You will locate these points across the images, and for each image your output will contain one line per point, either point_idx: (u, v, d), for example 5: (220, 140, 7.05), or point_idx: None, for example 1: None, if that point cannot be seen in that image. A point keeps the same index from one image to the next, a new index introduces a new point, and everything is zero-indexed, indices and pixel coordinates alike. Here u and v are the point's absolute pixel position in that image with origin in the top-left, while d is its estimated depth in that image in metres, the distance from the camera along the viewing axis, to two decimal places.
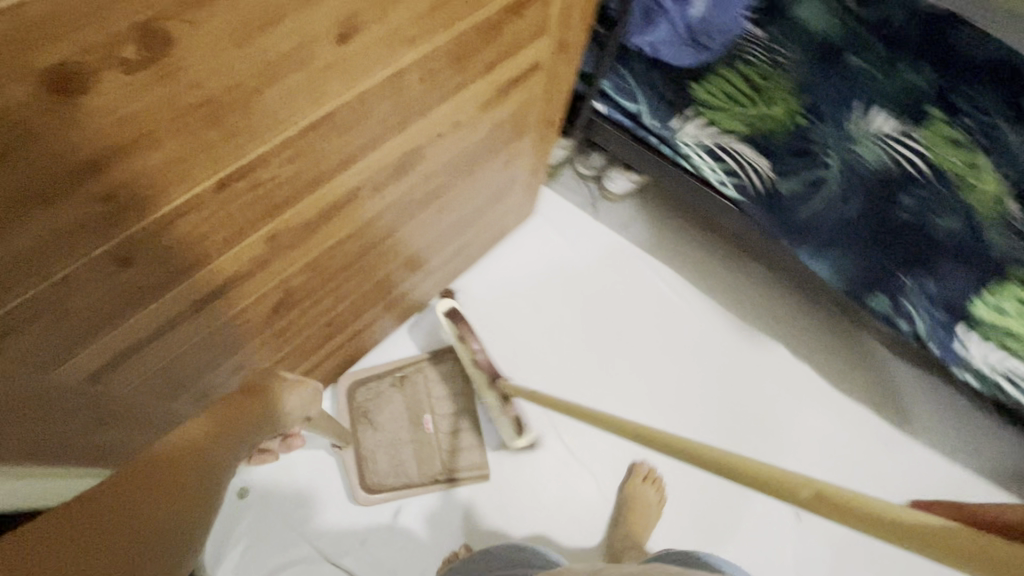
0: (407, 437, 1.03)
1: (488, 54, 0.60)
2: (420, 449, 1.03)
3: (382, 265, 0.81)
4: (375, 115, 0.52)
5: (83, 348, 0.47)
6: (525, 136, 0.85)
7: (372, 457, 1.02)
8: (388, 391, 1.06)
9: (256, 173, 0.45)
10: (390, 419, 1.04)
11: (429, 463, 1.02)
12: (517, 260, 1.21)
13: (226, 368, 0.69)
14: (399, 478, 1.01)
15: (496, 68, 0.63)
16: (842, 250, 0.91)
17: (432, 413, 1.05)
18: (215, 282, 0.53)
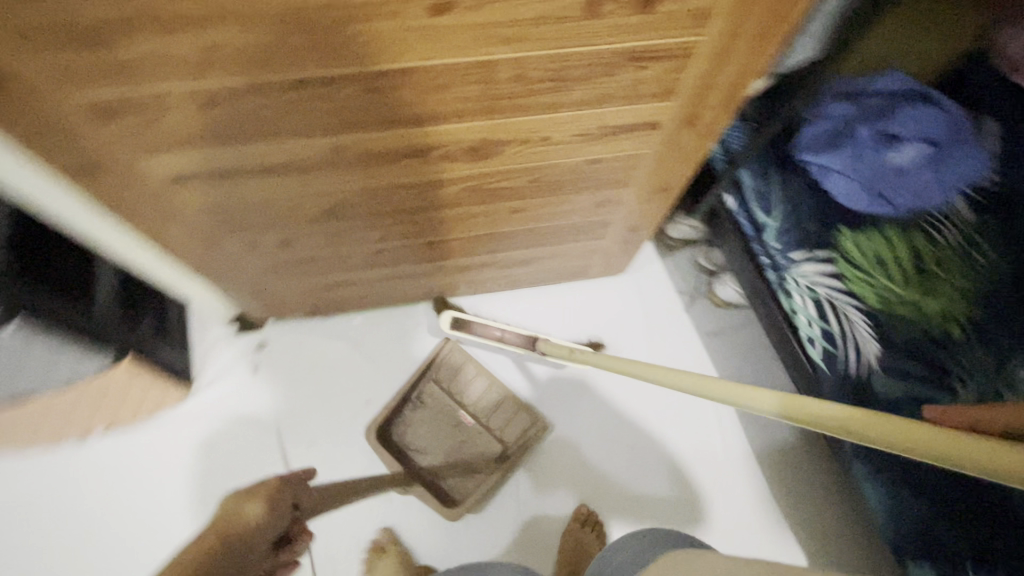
0: (453, 439, 1.09)
1: (598, 90, 0.60)
2: (474, 444, 1.09)
3: (442, 232, 0.87)
4: (457, 91, 0.56)
5: (163, 155, 0.59)
6: (628, 186, 0.82)
7: (438, 473, 1.07)
8: (418, 417, 1.10)
9: (333, 86, 0.53)
10: (432, 437, 1.09)
11: (490, 450, 1.08)
12: (583, 303, 1.19)
13: (276, 237, 0.80)
14: (469, 479, 1.06)
15: (604, 105, 0.63)
16: (895, 485, 0.79)
17: (471, 409, 1.11)
18: (280, 158, 0.62)
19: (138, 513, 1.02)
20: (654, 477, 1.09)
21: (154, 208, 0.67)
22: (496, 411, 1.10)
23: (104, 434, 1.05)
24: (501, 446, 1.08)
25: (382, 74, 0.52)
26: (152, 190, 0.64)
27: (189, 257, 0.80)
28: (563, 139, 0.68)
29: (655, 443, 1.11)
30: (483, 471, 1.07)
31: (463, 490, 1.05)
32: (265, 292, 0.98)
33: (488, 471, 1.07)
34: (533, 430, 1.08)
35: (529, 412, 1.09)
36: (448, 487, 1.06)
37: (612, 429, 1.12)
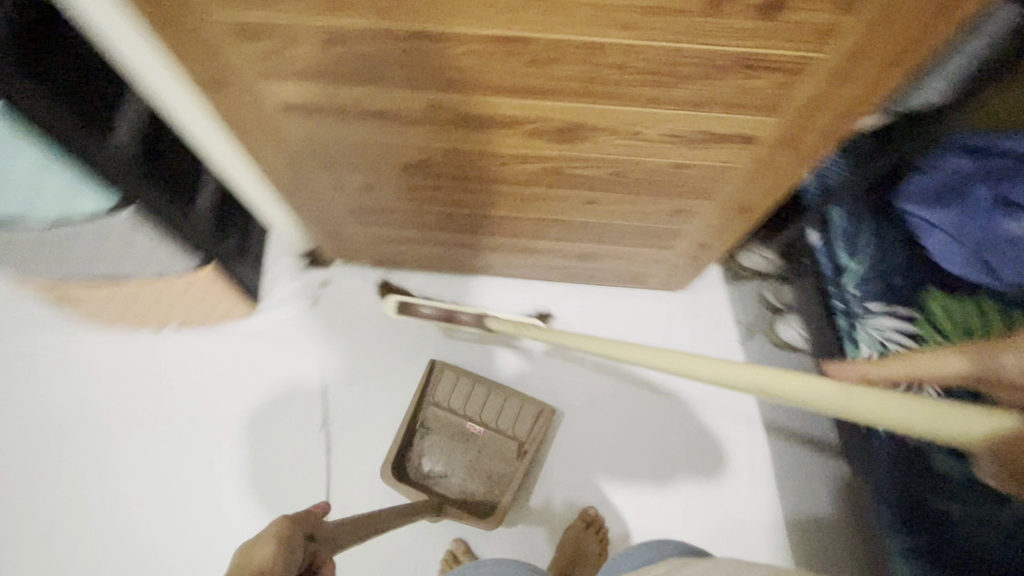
0: (468, 452, 1.08)
1: (700, 92, 0.59)
2: (490, 451, 1.08)
3: (515, 208, 0.89)
4: (560, 69, 0.57)
5: (281, 83, 0.64)
6: (708, 199, 0.81)
7: (466, 493, 1.06)
8: (429, 446, 1.09)
9: (445, 44, 0.55)
10: (449, 461, 1.08)
11: (506, 448, 1.08)
12: (634, 309, 1.18)
13: (361, 182, 0.85)
14: (495, 485, 1.06)
15: (702, 110, 0.62)
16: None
17: (478, 419, 1.09)
18: (382, 105, 0.66)
19: (186, 404, 1.11)
20: (672, 493, 1.07)
21: (263, 132, 0.73)
22: (501, 412, 1.09)
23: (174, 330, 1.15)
24: (518, 442, 1.07)
25: (493, 40, 0.54)
26: (265, 114, 0.70)
27: (282, 184, 0.87)
28: (653, 136, 0.67)
29: (676, 458, 1.09)
30: (506, 472, 1.07)
31: (495, 500, 1.05)
32: (339, 233, 1.04)
33: (511, 469, 1.06)
34: (541, 417, 1.07)
35: (531, 398, 1.09)
36: (476, 501, 1.05)
37: (638, 438, 1.11)
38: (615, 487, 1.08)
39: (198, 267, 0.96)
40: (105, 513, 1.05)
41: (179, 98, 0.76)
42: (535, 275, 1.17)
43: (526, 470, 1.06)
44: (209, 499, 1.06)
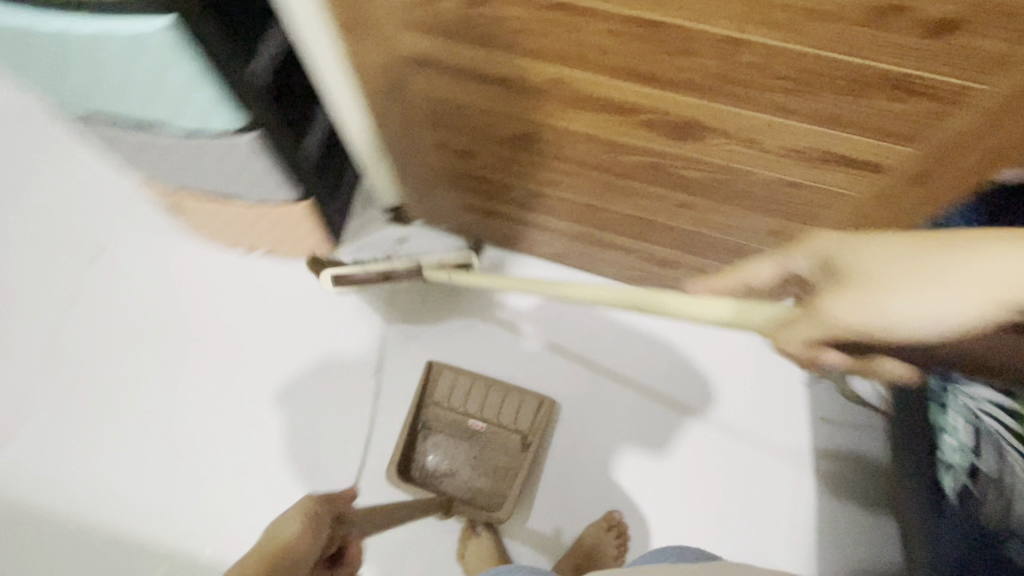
0: (472, 448, 1.08)
1: (835, 108, 0.56)
2: (494, 447, 1.07)
3: (603, 197, 0.88)
4: (695, 62, 0.56)
5: (415, 36, 0.66)
6: (808, 224, 0.77)
7: (474, 489, 1.05)
8: (433, 443, 1.08)
9: (585, 19, 0.55)
10: (453, 457, 1.07)
11: (510, 444, 1.07)
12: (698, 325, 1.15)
13: (460, 146, 0.87)
14: (501, 481, 1.05)
15: (831, 127, 0.59)
16: None
17: (478, 415, 1.07)
18: (503, 73, 0.67)
19: (242, 319, 1.15)
20: (702, 515, 1.04)
21: (385, 81, 0.76)
22: (501, 406, 1.07)
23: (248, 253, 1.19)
24: (520, 435, 1.06)
25: (635, 20, 0.54)
26: (392, 64, 0.72)
27: (388, 135, 0.90)
28: (773, 146, 0.65)
29: (713, 476, 1.06)
30: (513, 467, 1.06)
31: (503, 492, 1.05)
32: (427, 194, 1.07)
33: (516, 464, 1.06)
34: (541, 410, 1.06)
35: (530, 392, 1.07)
36: (484, 496, 1.05)
37: (678, 452, 1.08)
38: (648, 491, 1.06)
39: (298, 200, 1.02)
40: (148, 406, 1.09)
41: (327, 56, 0.79)
42: (604, 271, 1.16)
43: (532, 464, 1.05)
44: (247, 414, 1.09)
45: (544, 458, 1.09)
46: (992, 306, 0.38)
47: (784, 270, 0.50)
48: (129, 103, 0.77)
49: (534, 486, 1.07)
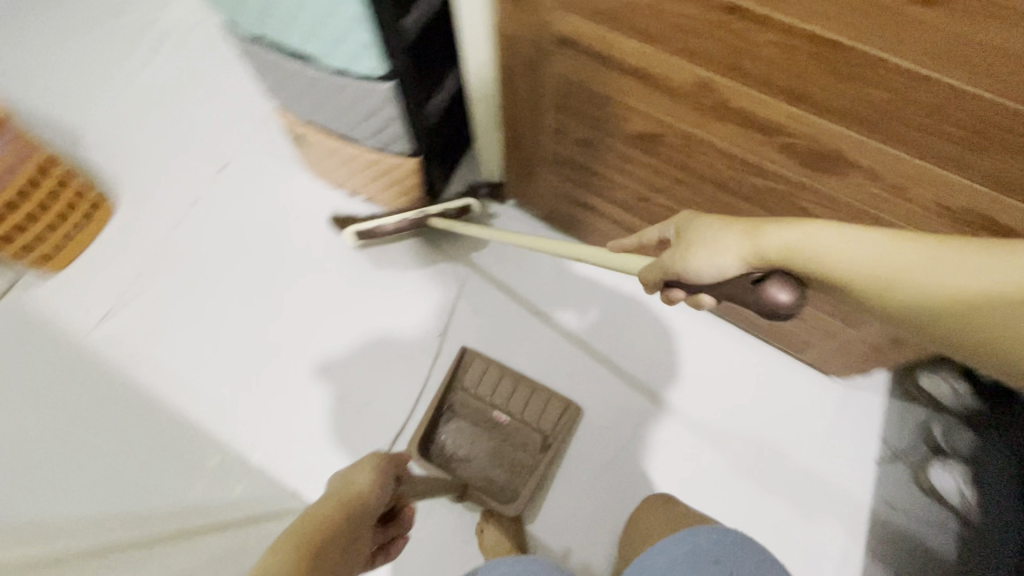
0: (491, 439, 1.07)
1: (1008, 172, 0.52)
2: (515, 442, 1.07)
3: (710, 216, 0.86)
4: (862, 92, 0.53)
5: (571, 17, 0.67)
6: None
7: (488, 480, 1.05)
8: (454, 427, 1.08)
9: (754, 26, 0.54)
10: (473, 444, 1.07)
11: (530, 441, 1.07)
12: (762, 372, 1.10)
13: (578, 135, 0.87)
14: (515, 478, 1.05)
15: (997, 192, 0.54)
16: None
17: (504, 408, 1.08)
18: (647, 67, 0.66)
19: (328, 256, 1.22)
20: None
21: (525, 57, 0.78)
22: (528, 402, 1.08)
23: (351, 195, 1.26)
24: (541, 435, 1.07)
25: (809, 37, 0.52)
26: (538, 41, 0.74)
27: (511, 111, 0.92)
28: (920, 198, 0.60)
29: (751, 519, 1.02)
30: (530, 465, 1.05)
31: (515, 489, 1.04)
32: (530, 176, 1.09)
33: (533, 462, 1.05)
34: (565, 411, 1.08)
35: (558, 395, 1.09)
36: (496, 489, 1.04)
37: (719, 493, 1.04)
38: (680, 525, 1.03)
39: (409, 157, 1.05)
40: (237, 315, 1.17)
41: (478, 31, 0.82)
42: None
43: (550, 464, 1.05)
44: (317, 344, 1.15)
45: (559, 468, 1.07)
46: (750, 256, 0.50)
47: (663, 235, 0.61)
48: (292, 33, 0.84)
49: (546, 491, 1.06)
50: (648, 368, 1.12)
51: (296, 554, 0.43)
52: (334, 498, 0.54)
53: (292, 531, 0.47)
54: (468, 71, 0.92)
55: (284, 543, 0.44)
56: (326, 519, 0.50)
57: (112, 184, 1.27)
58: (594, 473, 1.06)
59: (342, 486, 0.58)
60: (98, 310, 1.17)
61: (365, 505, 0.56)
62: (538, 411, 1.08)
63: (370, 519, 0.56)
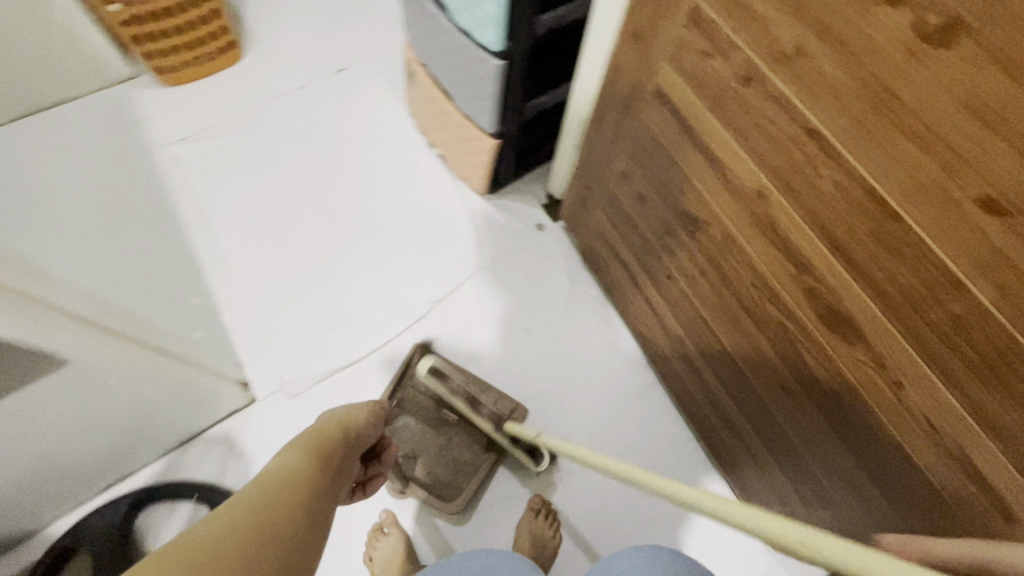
0: (438, 436, 1.05)
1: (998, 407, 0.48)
2: (459, 440, 1.05)
3: (721, 325, 0.83)
4: (893, 265, 0.51)
5: (673, 74, 0.68)
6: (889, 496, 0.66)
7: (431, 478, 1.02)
8: (401, 423, 1.05)
9: (821, 157, 0.53)
10: (418, 439, 1.04)
11: (476, 440, 1.05)
12: (692, 491, 1.06)
13: (637, 188, 0.87)
14: (456, 477, 1.02)
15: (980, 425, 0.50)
16: None
17: (453, 407, 1.07)
18: (716, 151, 0.66)
19: (382, 185, 1.27)
20: None
21: (622, 93, 0.80)
22: None
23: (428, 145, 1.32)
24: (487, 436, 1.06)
25: (868, 193, 0.50)
26: (639, 85, 0.75)
27: (592, 138, 0.94)
28: (912, 404, 0.56)
29: None
30: (472, 464, 1.04)
31: (457, 487, 1.02)
32: (585, 207, 1.09)
33: (477, 462, 1.04)
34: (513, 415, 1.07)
35: (508, 396, 1.09)
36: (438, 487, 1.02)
37: None
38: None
39: (490, 136, 1.09)
40: (282, 196, 1.24)
41: (595, 46, 0.86)
42: (671, 388, 1.10)
43: (491, 466, 1.04)
44: (332, 252, 1.20)
45: (497, 473, 1.05)
46: None
47: None
48: None
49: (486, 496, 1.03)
50: (599, 436, 1.09)
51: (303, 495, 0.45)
52: (327, 432, 0.56)
53: (295, 463, 0.48)
54: (576, 84, 0.95)
55: (292, 476, 0.46)
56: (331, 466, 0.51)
57: (249, 40, 1.39)
58: (498, 496, 1.04)
59: (340, 421, 0.59)
60: (180, 132, 1.28)
61: (355, 445, 0.58)
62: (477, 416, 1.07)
63: (359, 452, 0.59)
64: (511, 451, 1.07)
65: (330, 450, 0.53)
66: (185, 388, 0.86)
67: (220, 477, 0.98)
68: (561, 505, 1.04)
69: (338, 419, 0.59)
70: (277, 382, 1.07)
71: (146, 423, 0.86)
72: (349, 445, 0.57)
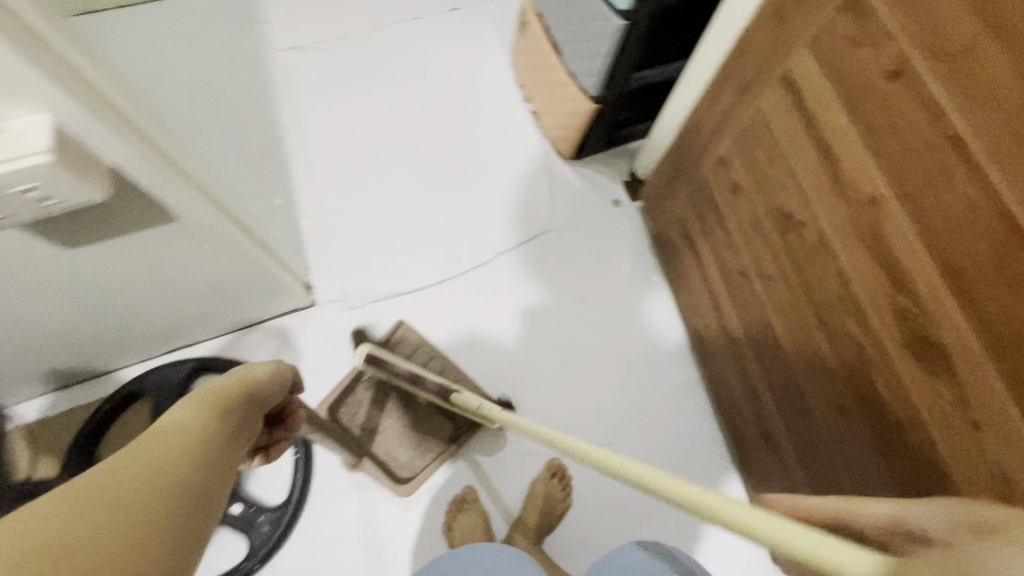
0: (404, 417, 1.04)
1: None
2: (426, 425, 1.04)
3: (789, 334, 0.80)
4: (1009, 298, 0.48)
5: (807, 60, 0.64)
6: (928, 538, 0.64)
7: (389, 456, 1.01)
8: (371, 396, 1.05)
9: (958, 169, 0.50)
10: (384, 416, 1.04)
11: (442, 428, 1.04)
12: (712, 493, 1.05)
13: (734, 177, 0.84)
14: (415, 459, 1.02)
15: None
16: None
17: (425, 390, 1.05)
18: (835, 149, 0.63)
19: (470, 129, 1.28)
20: None
21: (744, 74, 0.77)
22: None
23: (523, 99, 1.32)
24: (452, 426, 1.04)
25: (1005, 216, 0.47)
26: (766, 67, 0.72)
27: (696, 118, 0.91)
28: (987, 451, 0.53)
29: None
30: (434, 450, 1.02)
31: (414, 469, 1.01)
32: (670, 189, 1.07)
33: (437, 450, 1.02)
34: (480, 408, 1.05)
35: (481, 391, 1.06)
36: (394, 465, 1.01)
37: None
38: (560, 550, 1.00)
39: (590, 99, 1.07)
40: (375, 119, 1.28)
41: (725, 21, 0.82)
42: (713, 387, 1.08)
43: (446, 457, 1.02)
44: (410, 184, 1.23)
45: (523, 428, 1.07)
46: None
47: None
48: None
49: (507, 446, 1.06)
50: (630, 418, 1.09)
51: (180, 535, 0.28)
52: (207, 403, 0.41)
53: (149, 466, 0.31)
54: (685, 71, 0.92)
55: (165, 464, 0.32)
56: (215, 474, 0.35)
57: None
58: (519, 449, 1.06)
59: (218, 401, 0.42)
60: (294, 40, 1.32)
61: (240, 440, 0.41)
62: (512, 371, 1.10)
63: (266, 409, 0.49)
64: (541, 410, 1.08)
65: (235, 402, 0.43)
66: (261, 275, 0.92)
67: None
68: (578, 473, 1.05)
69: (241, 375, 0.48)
70: (338, 293, 1.12)
71: (218, 299, 0.93)
72: (251, 399, 0.46)
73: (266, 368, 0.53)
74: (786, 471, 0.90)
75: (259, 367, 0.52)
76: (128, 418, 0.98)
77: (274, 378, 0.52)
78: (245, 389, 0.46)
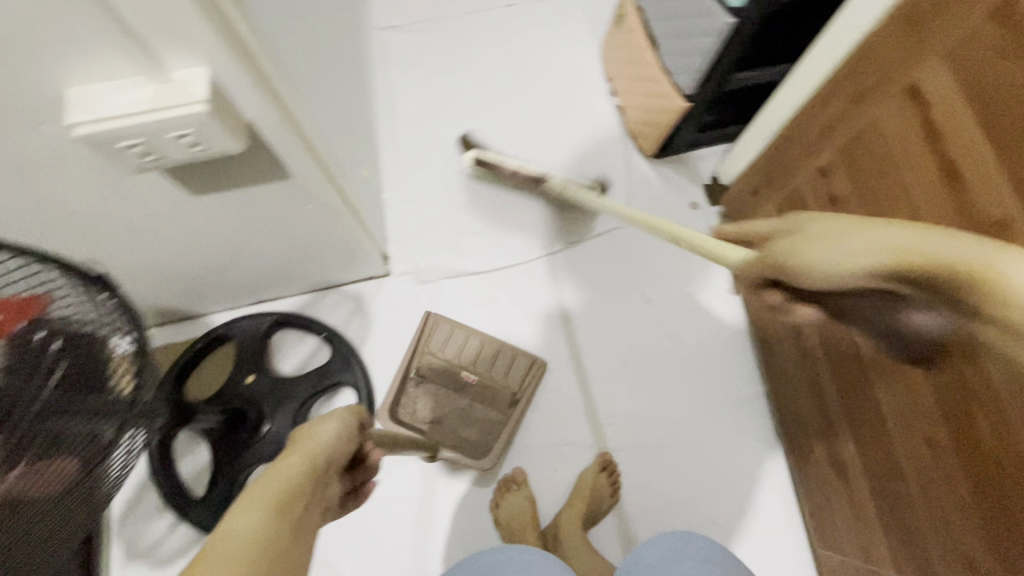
0: (461, 399, 1.05)
1: None
2: (484, 400, 1.06)
3: (879, 358, 0.76)
4: None
5: (940, 73, 0.61)
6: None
7: (461, 438, 1.04)
8: (423, 390, 1.05)
9: None
10: (441, 406, 1.05)
11: (498, 398, 1.05)
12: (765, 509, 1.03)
13: (834, 188, 0.81)
14: (487, 436, 1.04)
15: None
16: None
17: (472, 368, 1.06)
18: (961, 167, 0.60)
19: (554, 119, 1.29)
20: None
21: (861, 82, 0.73)
22: (495, 360, 1.07)
23: (608, 92, 1.31)
24: (508, 394, 1.06)
25: None
26: (890, 76, 0.68)
27: (797, 125, 0.88)
28: None
29: None
30: (500, 420, 1.05)
31: (489, 445, 1.04)
32: (756, 197, 1.04)
33: (502, 419, 1.05)
34: (530, 371, 1.07)
35: (524, 352, 1.08)
36: (468, 447, 1.03)
37: None
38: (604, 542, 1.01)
39: (683, 97, 1.06)
40: (462, 102, 1.30)
41: None
42: (778, 402, 1.05)
43: (516, 422, 1.05)
44: None
45: (577, 418, 1.08)
46: None
47: None
48: None
49: (561, 434, 1.07)
50: (687, 423, 1.07)
51: None
52: (271, 496, 0.37)
53: None
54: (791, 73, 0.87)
55: None
56: None
57: None
58: (572, 439, 1.06)
59: (282, 491, 0.38)
60: (392, 20, 1.37)
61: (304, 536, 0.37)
62: (571, 362, 1.11)
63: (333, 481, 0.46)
64: (597, 402, 1.08)
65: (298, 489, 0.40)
66: (348, 240, 0.97)
67: (345, 329, 1.10)
68: (629, 470, 1.04)
69: (306, 449, 0.45)
70: (412, 266, 1.16)
71: (307, 259, 0.98)
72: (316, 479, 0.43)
73: (334, 425, 0.49)
74: (854, 498, 0.87)
75: (325, 425, 0.49)
76: (213, 363, 1.06)
77: (338, 435, 0.48)
78: (309, 469, 0.42)
